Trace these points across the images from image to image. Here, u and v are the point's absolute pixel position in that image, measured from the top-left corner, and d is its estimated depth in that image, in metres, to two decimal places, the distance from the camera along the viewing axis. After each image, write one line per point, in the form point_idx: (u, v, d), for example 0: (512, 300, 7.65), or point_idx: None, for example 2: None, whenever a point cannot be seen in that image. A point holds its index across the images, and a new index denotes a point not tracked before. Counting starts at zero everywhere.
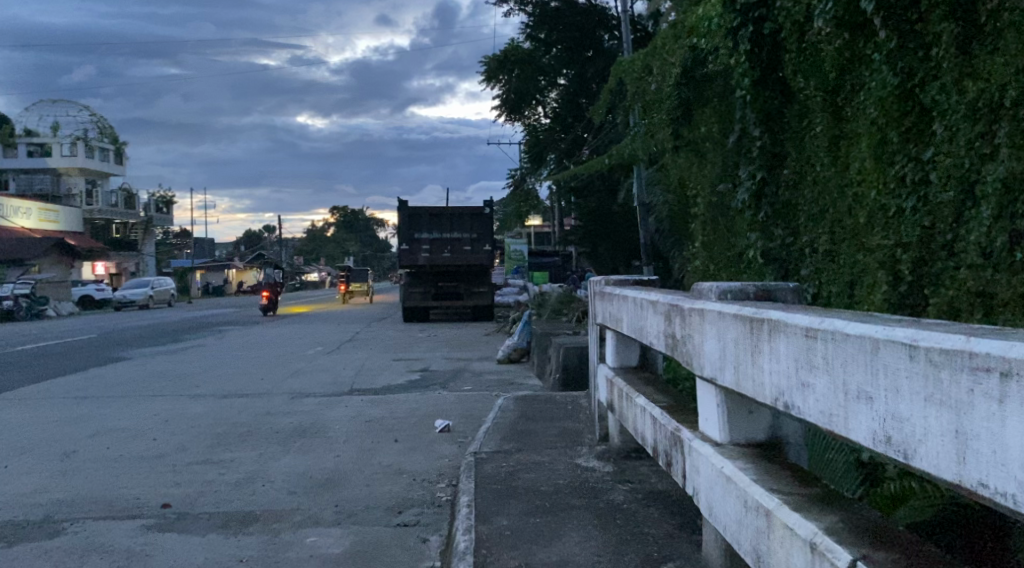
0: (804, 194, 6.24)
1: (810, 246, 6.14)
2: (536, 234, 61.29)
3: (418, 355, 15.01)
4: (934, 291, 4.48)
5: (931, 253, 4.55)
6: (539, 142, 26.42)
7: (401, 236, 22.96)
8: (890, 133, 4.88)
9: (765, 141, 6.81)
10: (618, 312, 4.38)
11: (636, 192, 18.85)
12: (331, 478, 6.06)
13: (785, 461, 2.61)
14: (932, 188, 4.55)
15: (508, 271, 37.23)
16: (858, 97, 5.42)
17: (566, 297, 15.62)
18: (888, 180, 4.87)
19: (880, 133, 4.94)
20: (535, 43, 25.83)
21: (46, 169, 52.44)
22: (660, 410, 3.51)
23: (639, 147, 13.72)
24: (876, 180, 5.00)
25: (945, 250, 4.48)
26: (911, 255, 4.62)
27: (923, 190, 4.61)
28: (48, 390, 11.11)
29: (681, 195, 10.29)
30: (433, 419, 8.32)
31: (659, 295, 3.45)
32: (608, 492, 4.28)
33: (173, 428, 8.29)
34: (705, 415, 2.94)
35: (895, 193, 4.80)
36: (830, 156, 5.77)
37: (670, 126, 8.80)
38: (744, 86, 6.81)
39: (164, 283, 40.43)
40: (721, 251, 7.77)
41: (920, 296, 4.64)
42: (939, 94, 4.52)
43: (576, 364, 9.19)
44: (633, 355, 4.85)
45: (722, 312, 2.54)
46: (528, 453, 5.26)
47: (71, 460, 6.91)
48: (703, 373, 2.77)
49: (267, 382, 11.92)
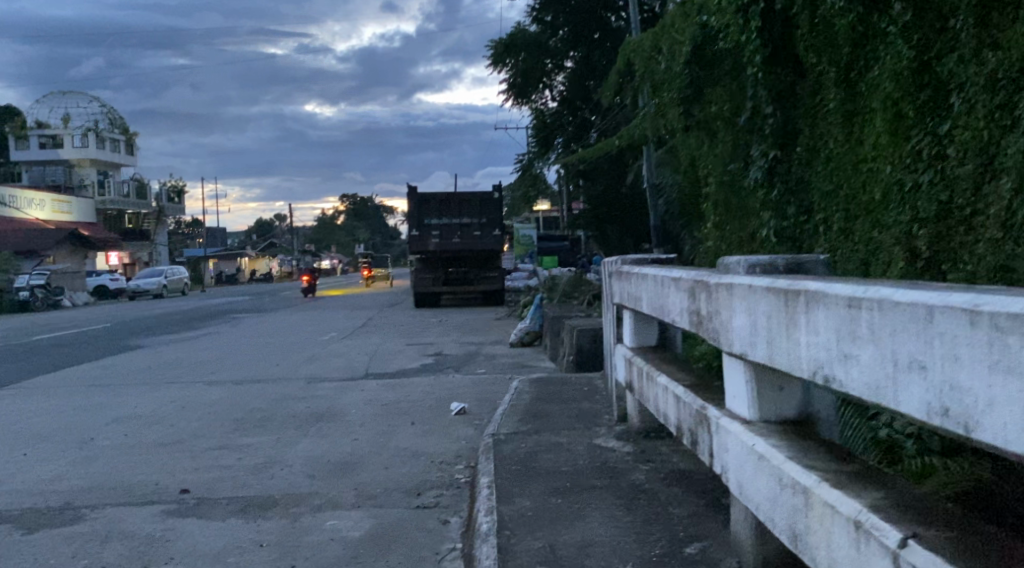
0: (818, 171, 6.17)
1: (823, 223, 6.06)
2: (546, 218, 61.31)
3: (431, 340, 15.02)
4: (949, 268, 4.41)
5: (948, 227, 4.49)
6: (547, 126, 26.25)
7: (411, 221, 22.94)
8: (905, 107, 4.80)
9: (777, 119, 6.70)
10: (637, 291, 4.33)
11: (647, 174, 18.76)
12: (350, 461, 6.04)
13: (817, 437, 2.58)
14: (950, 162, 4.50)
15: (519, 255, 37.20)
16: (873, 72, 5.32)
17: (577, 280, 15.56)
18: (904, 155, 4.80)
19: (897, 107, 4.87)
20: (542, 25, 25.62)
21: (57, 161, 52.69)
22: (684, 389, 3.48)
23: (648, 128, 13.63)
24: (891, 155, 4.92)
25: (963, 224, 4.42)
26: (927, 230, 4.55)
27: (941, 164, 4.55)
28: (65, 379, 11.16)
29: (692, 177, 10.20)
30: (448, 402, 8.29)
31: (680, 273, 3.40)
32: (630, 471, 4.24)
33: (190, 414, 8.30)
34: (733, 393, 2.91)
35: (911, 167, 4.74)
36: (844, 132, 5.71)
37: (680, 105, 8.66)
38: (755, 63, 6.70)
39: (176, 272, 40.55)
40: (733, 231, 7.63)
41: (937, 272, 4.56)
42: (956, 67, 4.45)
43: (590, 345, 9.15)
44: (651, 335, 4.81)
45: (752, 286, 2.50)
46: (546, 434, 5.23)
47: (89, 447, 6.93)
48: (731, 350, 2.73)
49: (282, 368, 11.94)
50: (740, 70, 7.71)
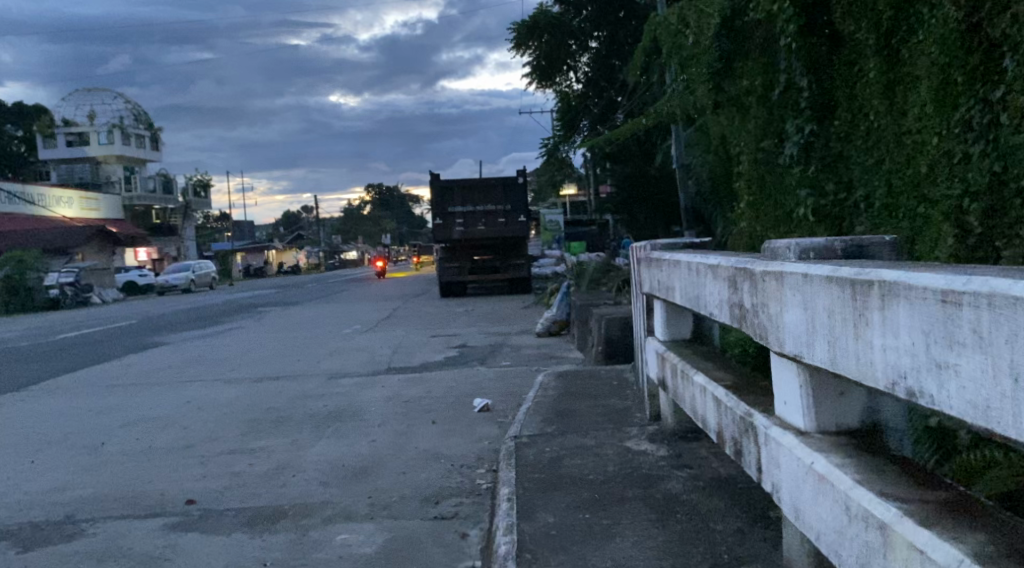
0: (858, 145, 5.69)
1: (866, 200, 5.60)
2: (572, 204, 60.99)
3: (456, 330, 14.71)
4: (1008, 244, 3.98)
5: (1005, 201, 4.03)
6: (572, 108, 25.83)
7: (434, 210, 22.58)
8: (953, 73, 4.31)
9: (813, 91, 6.18)
10: (669, 280, 3.91)
11: (674, 153, 18.27)
12: (366, 466, 5.71)
13: (889, 453, 2.16)
14: (1002, 130, 4.04)
15: (545, 242, 36.81)
16: (916, 36, 4.82)
17: (605, 265, 15.12)
18: (953, 125, 4.35)
19: (943, 73, 4.37)
20: (565, 7, 25.06)
21: (87, 159, 53.32)
22: (725, 392, 3.07)
23: (676, 105, 13.18)
24: (938, 125, 4.46)
25: (1020, 196, 3.97)
26: (981, 203, 4.12)
27: (993, 132, 4.10)
28: (85, 379, 11.00)
29: (722, 156, 9.71)
30: (471, 398, 7.94)
31: (718, 260, 2.98)
32: (666, 480, 3.84)
33: (205, 415, 8.05)
34: (785, 398, 2.49)
35: (960, 137, 4.30)
36: (885, 103, 5.23)
37: (709, 82, 8.17)
38: (787, 34, 6.19)
39: (204, 267, 40.71)
40: (769, 210, 7.11)
41: (991, 249, 4.12)
42: (1009, 26, 3.96)
43: (620, 335, 8.73)
44: (685, 327, 4.40)
45: (807, 273, 2.08)
46: (573, 435, 4.85)
47: (100, 453, 6.67)
48: (783, 349, 2.31)
49: (303, 363, 11.69)
50: (772, 40, 7.21)
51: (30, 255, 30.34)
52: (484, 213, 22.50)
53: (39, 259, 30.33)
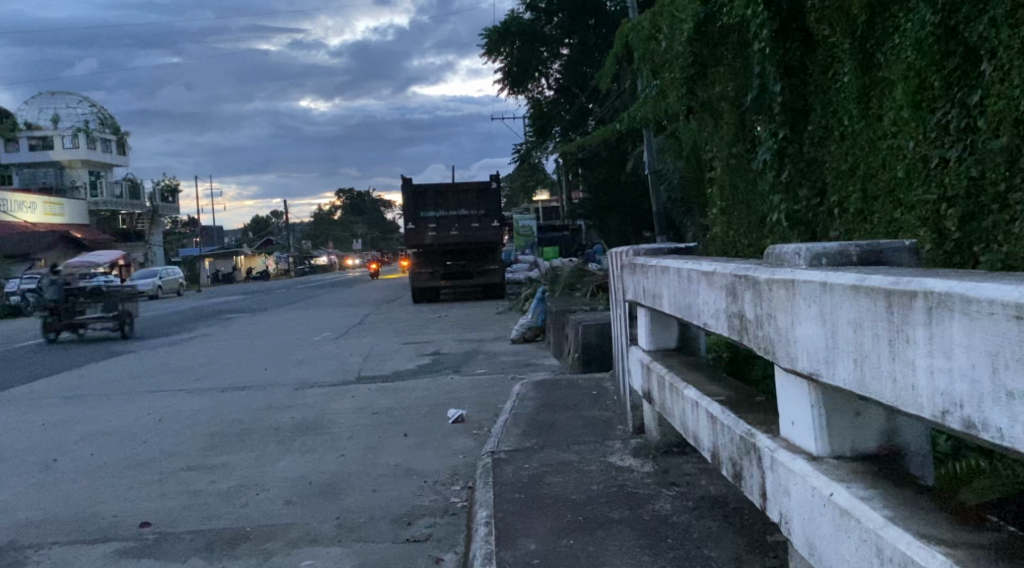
0: (829, 150, 5.49)
1: (838, 206, 5.40)
2: (544, 209, 60.93)
3: (429, 337, 14.42)
4: (986, 248, 3.67)
5: (983, 207, 3.71)
6: (544, 115, 25.75)
7: (407, 215, 22.26)
8: (930, 77, 4.00)
9: (787, 96, 5.93)
10: (655, 287, 3.69)
11: (647, 158, 18.15)
12: (333, 484, 5.42)
13: (913, 482, 1.95)
14: (980, 135, 3.73)
15: (519, 247, 36.62)
16: (895, 41, 4.65)
17: (579, 271, 14.89)
18: (929, 130, 4.03)
19: (920, 77, 4.05)
20: (536, 12, 24.89)
21: (50, 163, 52.16)
22: (720, 408, 2.85)
23: (649, 111, 13.04)
24: (914, 130, 4.15)
25: (999, 203, 3.64)
26: (958, 209, 3.80)
27: (971, 138, 3.79)
28: (42, 390, 10.56)
29: (695, 163, 9.55)
30: (444, 409, 7.66)
31: (714, 266, 2.77)
32: (653, 499, 3.61)
33: (167, 428, 7.69)
34: (793, 418, 2.28)
35: (937, 142, 3.98)
36: (860, 108, 5.05)
37: (682, 88, 7.97)
38: (761, 38, 5.99)
39: (171, 272, 39.94)
40: (742, 215, 6.91)
41: (969, 256, 3.81)
42: (987, 31, 3.66)
43: (597, 342, 8.48)
44: (671, 336, 4.18)
45: (827, 282, 1.86)
46: (553, 450, 4.60)
47: (51, 470, 6.30)
48: (795, 367, 2.09)
49: (271, 372, 11.33)
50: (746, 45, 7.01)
51: None
52: (458, 218, 22.21)
53: None
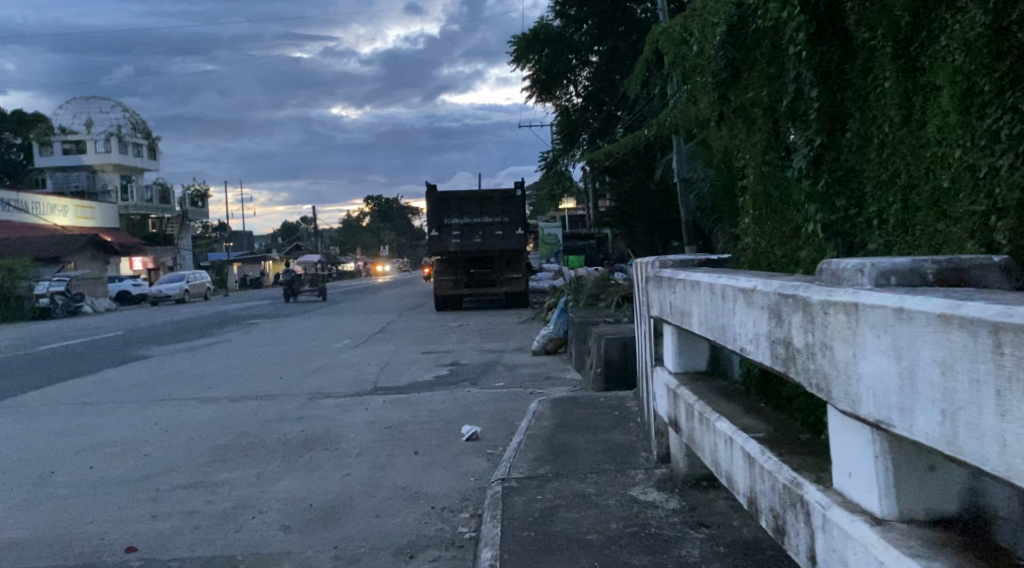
0: (869, 158, 5.02)
1: (877, 217, 4.95)
2: (571, 218, 60.68)
3: (449, 346, 14.09)
4: None
5: None
6: (572, 122, 25.48)
7: (430, 222, 21.99)
8: (980, 80, 3.55)
9: (823, 102, 5.43)
10: (683, 304, 3.30)
11: (676, 167, 17.72)
12: (334, 507, 5.07)
13: (1005, 561, 1.55)
14: None
15: (544, 255, 36.25)
16: (942, 42, 4.23)
17: (604, 280, 14.47)
18: (977, 136, 3.57)
19: (969, 80, 3.61)
20: (566, 20, 24.79)
21: (84, 167, 52.72)
22: (758, 447, 2.46)
23: (679, 117, 12.65)
24: (960, 135, 3.70)
25: None
26: (1009, 222, 3.33)
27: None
28: (54, 396, 10.38)
29: (726, 171, 9.08)
30: (459, 425, 7.28)
31: (754, 283, 2.38)
32: (679, 543, 3.22)
33: (171, 440, 7.42)
34: (848, 469, 1.89)
35: (984, 149, 3.53)
36: (902, 114, 4.63)
37: (715, 93, 7.53)
38: (796, 43, 5.53)
39: (199, 277, 40.08)
40: (776, 225, 6.39)
41: None
42: None
43: (620, 357, 8.07)
44: (701, 358, 3.80)
45: (903, 307, 1.47)
46: (569, 479, 4.22)
47: (44, 485, 6.03)
48: (856, 410, 1.70)
49: (286, 381, 11.06)
50: (782, 50, 6.57)
51: (21, 264, 29.79)
52: (481, 225, 21.90)
53: (30, 267, 29.76)
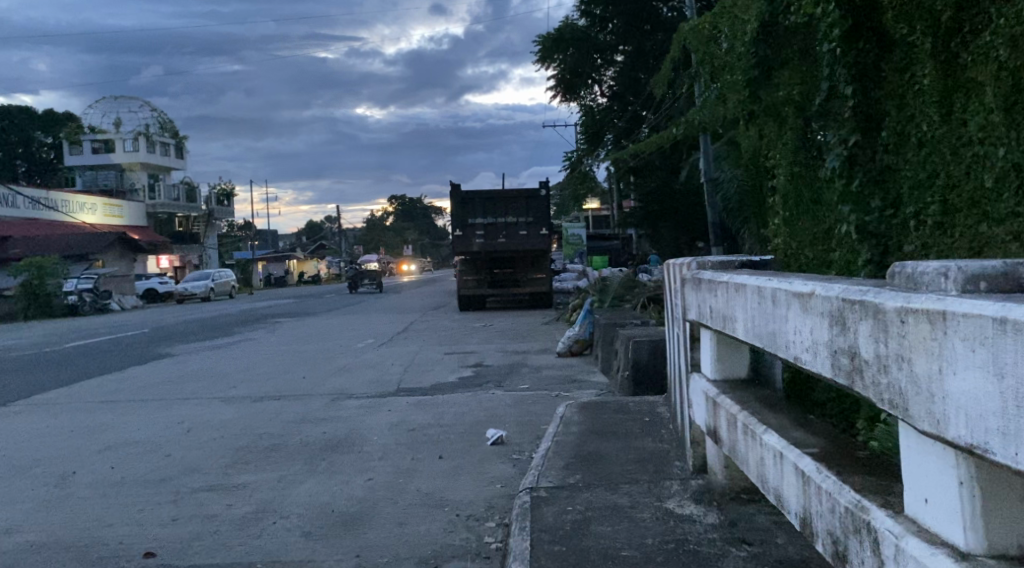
0: (906, 157, 4.80)
1: (914, 218, 4.72)
2: (594, 218, 60.42)
3: (473, 347, 13.93)
4: None
5: None
6: (596, 122, 24.90)
7: (454, 221, 21.87)
8: None
9: (858, 99, 5.16)
10: (726, 308, 3.11)
11: (703, 167, 17.44)
12: (357, 513, 4.93)
13: None
14: None
15: (568, 256, 36.01)
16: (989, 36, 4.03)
17: (630, 281, 14.24)
18: None
19: None
20: (590, 19, 24.47)
21: (113, 165, 53.21)
22: (813, 464, 2.27)
23: (707, 116, 12.40)
24: None
25: None
26: None
27: None
28: (79, 394, 10.36)
29: (754, 172, 8.82)
30: (483, 428, 7.12)
31: (813, 287, 2.19)
32: (721, 562, 3.04)
33: (193, 440, 7.33)
34: (925, 494, 1.70)
35: None
36: (941, 112, 4.41)
37: (744, 92, 7.24)
38: (830, 40, 5.30)
39: (225, 275, 40.26)
40: (806, 226, 6.12)
41: None
42: None
43: (649, 360, 7.88)
44: (742, 365, 3.61)
45: (1007, 317, 1.29)
46: (601, 490, 4.04)
47: (65, 485, 5.94)
48: (942, 432, 1.51)
49: (309, 381, 10.96)
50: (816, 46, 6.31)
51: (50, 261, 30.04)
52: (505, 225, 21.73)
53: (59, 264, 30.02)
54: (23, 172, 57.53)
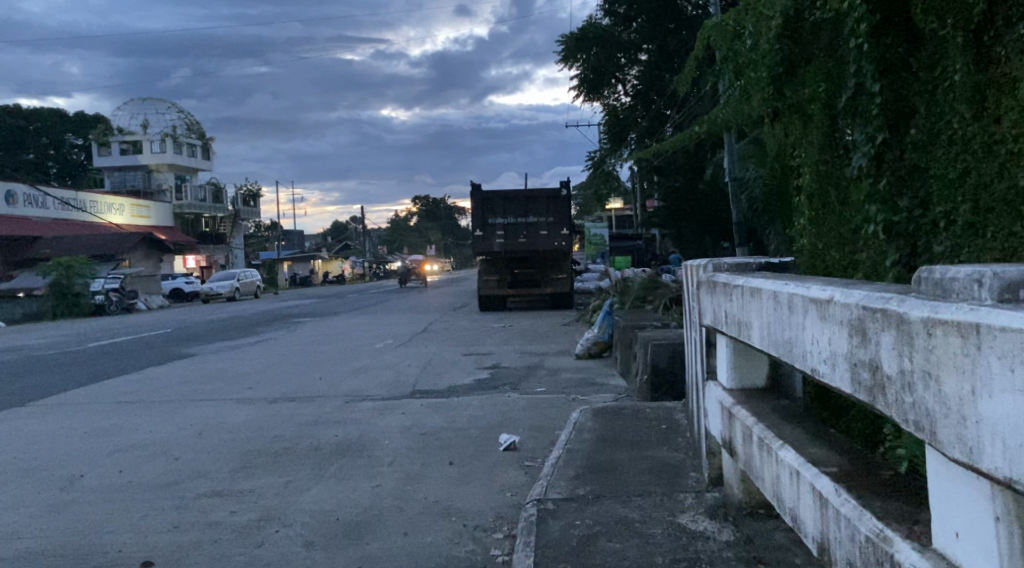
0: (936, 155, 4.56)
1: (945, 218, 4.48)
2: (617, 218, 60.08)
3: (491, 348, 13.79)
4: None
5: None
6: (619, 122, 24.92)
7: (475, 221, 21.73)
8: None
9: (886, 96, 4.93)
10: (741, 314, 2.92)
11: (727, 166, 17.13)
12: (361, 522, 4.78)
13: None
14: None
15: (591, 256, 35.77)
16: None
17: (651, 282, 14.03)
18: None
19: None
20: (614, 18, 24.26)
21: (140, 166, 53.72)
22: (832, 485, 2.08)
23: (731, 113, 12.14)
24: None
25: None
26: None
27: None
28: (96, 394, 10.33)
29: (778, 171, 8.56)
30: (496, 433, 6.97)
31: (831, 293, 2.01)
32: None
33: (203, 444, 7.24)
34: (956, 527, 1.51)
35: None
36: (973, 107, 4.20)
37: (768, 90, 6.99)
38: (857, 36, 5.06)
39: (250, 274, 40.44)
40: (833, 226, 5.88)
41: None
42: None
43: (667, 364, 7.66)
44: (760, 374, 3.42)
45: None
46: (611, 502, 3.86)
47: (71, 489, 5.86)
48: (978, 464, 1.32)
49: (325, 382, 10.87)
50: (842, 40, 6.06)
51: (77, 261, 30.34)
52: (526, 225, 21.53)
53: (86, 264, 30.30)
54: (53, 173, 58.31)
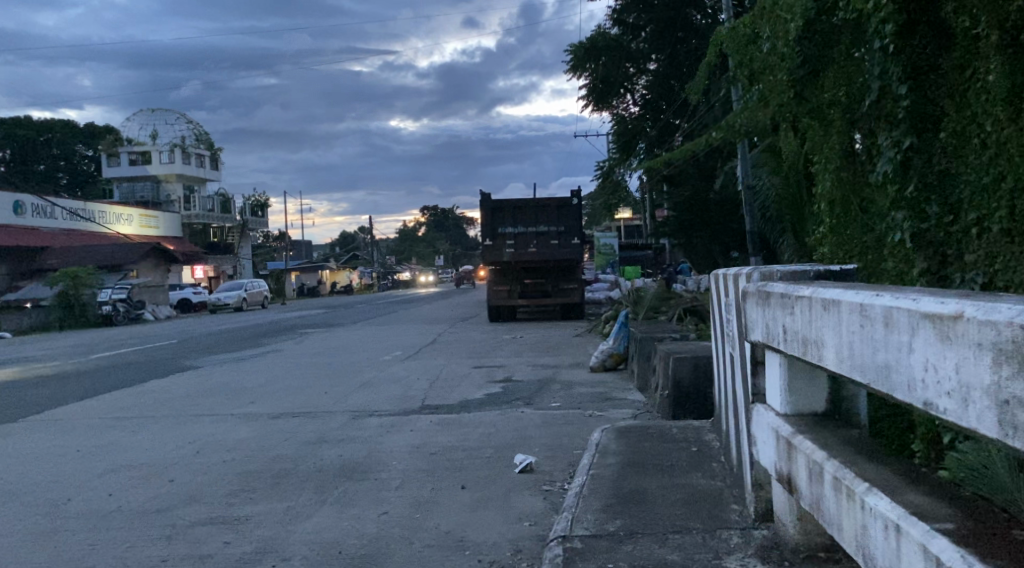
0: (968, 159, 4.13)
1: (980, 223, 4.05)
2: (626, 227, 59.66)
3: (502, 360, 13.34)
4: None
5: None
6: (629, 131, 24.54)
7: (484, 231, 21.32)
8: None
9: (914, 99, 4.49)
10: (810, 330, 2.48)
11: (740, 174, 16.53)
12: (367, 556, 4.36)
13: None
14: None
15: (601, 266, 35.32)
16: None
17: (665, 293, 13.58)
18: None
19: None
20: (623, 27, 23.80)
21: (148, 177, 53.59)
22: (950, 550, 1.65)
23: (745, 121, 11.68)
24: None
25: None
26: None
27: None
28: (93, 410, 9.94)
29: (796, 182, 8.08)
30: (511, 453, 6.53)
31: (960, 308, 1.58)
32: None
33: (199, 463, 6.83)
34: None
35: None
36: (1009, 110, 3.77)
37: (784, 97, 6.50)
38: (882, 37, 4.61)
39: (257, 285, 40.14)
40: (856, 234, 5.42)
41: None
42: None
43: (691, 379, 7.22)
44: (820, 396, 2.99)
45: None
46: (646, 541, 3.42)
47: (55, 515, 5.45)
48: None
49: (329, 397, 10.44)
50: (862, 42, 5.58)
51: (83, 272, 30.04)
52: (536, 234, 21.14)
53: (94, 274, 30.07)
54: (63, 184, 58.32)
